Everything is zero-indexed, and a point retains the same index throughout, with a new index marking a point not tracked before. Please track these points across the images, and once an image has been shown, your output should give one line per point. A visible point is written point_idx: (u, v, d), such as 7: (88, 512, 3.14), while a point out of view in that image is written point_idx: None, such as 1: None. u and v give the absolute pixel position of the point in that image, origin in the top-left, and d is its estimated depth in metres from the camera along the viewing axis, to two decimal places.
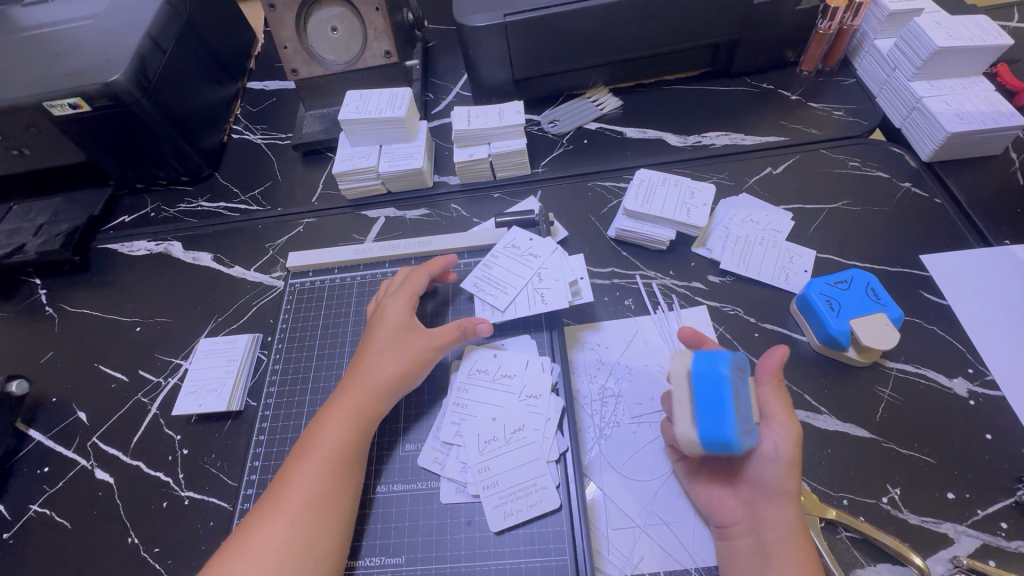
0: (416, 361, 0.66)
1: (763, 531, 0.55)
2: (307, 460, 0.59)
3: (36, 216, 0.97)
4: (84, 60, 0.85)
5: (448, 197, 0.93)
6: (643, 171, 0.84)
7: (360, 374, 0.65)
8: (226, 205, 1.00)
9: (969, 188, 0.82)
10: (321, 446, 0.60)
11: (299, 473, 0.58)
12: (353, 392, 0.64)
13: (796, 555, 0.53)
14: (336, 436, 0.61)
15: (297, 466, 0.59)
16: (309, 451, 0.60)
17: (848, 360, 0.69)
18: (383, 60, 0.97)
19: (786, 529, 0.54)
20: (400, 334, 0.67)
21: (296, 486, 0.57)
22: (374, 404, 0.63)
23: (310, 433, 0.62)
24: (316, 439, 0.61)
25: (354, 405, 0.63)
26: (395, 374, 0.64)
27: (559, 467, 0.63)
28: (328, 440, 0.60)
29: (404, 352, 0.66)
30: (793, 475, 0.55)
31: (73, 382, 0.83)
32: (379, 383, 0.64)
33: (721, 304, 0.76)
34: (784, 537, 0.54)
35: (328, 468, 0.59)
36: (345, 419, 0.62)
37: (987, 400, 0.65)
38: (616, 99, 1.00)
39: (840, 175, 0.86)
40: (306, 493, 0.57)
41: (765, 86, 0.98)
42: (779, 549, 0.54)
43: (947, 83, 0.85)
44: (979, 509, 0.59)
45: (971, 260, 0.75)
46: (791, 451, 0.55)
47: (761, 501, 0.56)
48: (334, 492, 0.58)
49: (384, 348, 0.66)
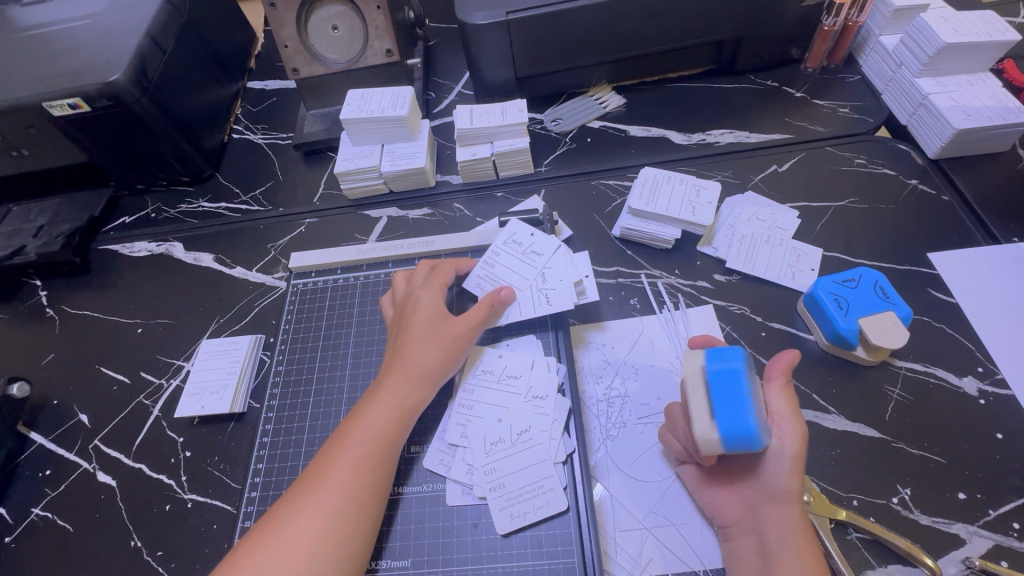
0: (457, 348, 0.66)
1: (764, 532, 0.54)
2: (346, 452, 0.59)
3: (36, 217, 0.96)
4: (84, 60, 0.84)
5: (450, 196, 0.93)
6: (648, 169, 0.83)
7: (400, 365, 0.64)
8: (227, 205, 0.99)
9: (976, 185, 0.81)
10: (361, 438, 0.59)
11: (340, 465, 0.57)
12: (394, 384, 0.63)
13: (800, 558, 0.52)
14: (377, 428, 0.60)
15: (336, 456, 0.58)
16: (348, 442, 0.59)
17: (856, 359, 0.68)
18: (384, 58, 0.97)
19: (788, 530, 0.53)
20: (439, 322, 0.66)
21: (336, 477, 0.56)
22: (411, 397, 0.63)
23: (349, 425, 0.61)
24: (356, 430, 0.60)
25: (395, 397, 0.63)
26: (437, 362, 0.64)
27: (566, 468, 0.63)
28: (369, 432, 0.60)
29: (445, 340, 0.65)
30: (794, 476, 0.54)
31: (75, 384, 0.83)
32: (420, 375, 0.64)
33: (727, 303, 0.75)
34: (785, 537, 0.53)
35: (369, 460, 0.58)
36: (386, 411, 0.62)
37: (997, 399, 0.65)
38: (620, 97, 0.99)
39: (846, 172, 0.85)
40: (346, 485, 0.56)
41: (769, 83, 0.98)
42: (781, 551, 0.52)
43: (954, 79, 0.84)
44: (991, 509, 0.58)
45: (979, 258, 0.75)
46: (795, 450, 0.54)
47: (762, 501, 0.55)
48: (375, 485, 0.58)
49: (422, 338, 0.65)
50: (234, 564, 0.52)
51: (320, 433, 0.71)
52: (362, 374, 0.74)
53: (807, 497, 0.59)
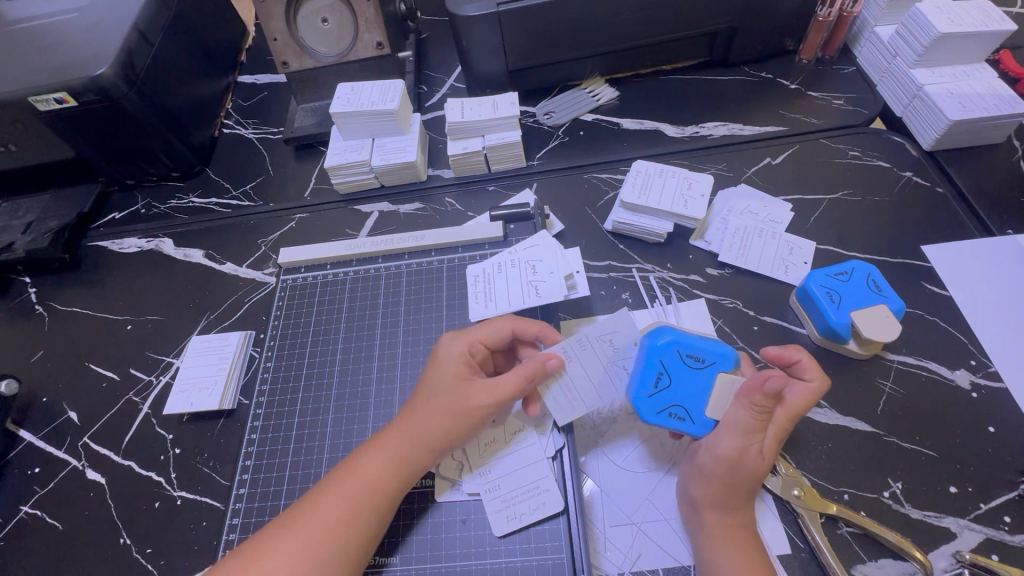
0: (465, 423, 0.59)
1: (693, 532, 0.58)
2: (343, 496, 0.56)
3: (24, 213, 0.95)
4: (70, 54, 0.83)
5: (442, 190, 0.92)
6: (640, 162, 0.83)
7: (409, 419, 0.60)
8: (217, 200, 0.98)
9: (971, 177, 0.81)
10: (354, 485, 0.56)
11: (323, 508, 0.55)
12: (398, 438, 0.59)
13: (710, 560, 0.55)
14: (372, 479, 0.57)
15: (323, 498, 0.56)
16: (345, 485, 0.56)
17: (849, 352, 0.68)
18: (375, 51, 0.96)
19: (703, 535, 0.56)
20: (457, 387, 0.60)
21: (327, 519, 0.54)
22: (419, 452, 0.58)
23: (345, 466, 0.58)
24: (354, 473, 0.57)
25: (398, 453, 0.58)
26: (442, 429, 0.58)
27: (555, 464, 0.62)
28: (361, 480, 0.57)
29: (455, 410, 0.59)
30: (711, 487, 0.56)
31: (64, 381, 0.82)
32: (427, 438, 0.58)
33: (720, 297, 0.75)
34: (702, 541, 0.56)
35: (356, 509, 0.55)
36: (386, 463, 0.58)
37: (989, 392, 0.64)
38: (613, 89, 0.98)
39: (840, 164, 0.85)
40: (327, 533, 0.53)
41: (763, 75, 0.97)
42: (696, 551, 0.56)
43: (949, 70, 0.83)
44: (982, 503, 0.58)
45: (973, 250, 0.74)
46: (715, 465, 0.55)
47: (690, 506, 0.59)
48: (357, 539, 0.54)
49: (439, 399, 0.60)
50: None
51: (309, 430, 0.70)
52: (351, 371, 0.74)
53: (798, 491, 0.59)
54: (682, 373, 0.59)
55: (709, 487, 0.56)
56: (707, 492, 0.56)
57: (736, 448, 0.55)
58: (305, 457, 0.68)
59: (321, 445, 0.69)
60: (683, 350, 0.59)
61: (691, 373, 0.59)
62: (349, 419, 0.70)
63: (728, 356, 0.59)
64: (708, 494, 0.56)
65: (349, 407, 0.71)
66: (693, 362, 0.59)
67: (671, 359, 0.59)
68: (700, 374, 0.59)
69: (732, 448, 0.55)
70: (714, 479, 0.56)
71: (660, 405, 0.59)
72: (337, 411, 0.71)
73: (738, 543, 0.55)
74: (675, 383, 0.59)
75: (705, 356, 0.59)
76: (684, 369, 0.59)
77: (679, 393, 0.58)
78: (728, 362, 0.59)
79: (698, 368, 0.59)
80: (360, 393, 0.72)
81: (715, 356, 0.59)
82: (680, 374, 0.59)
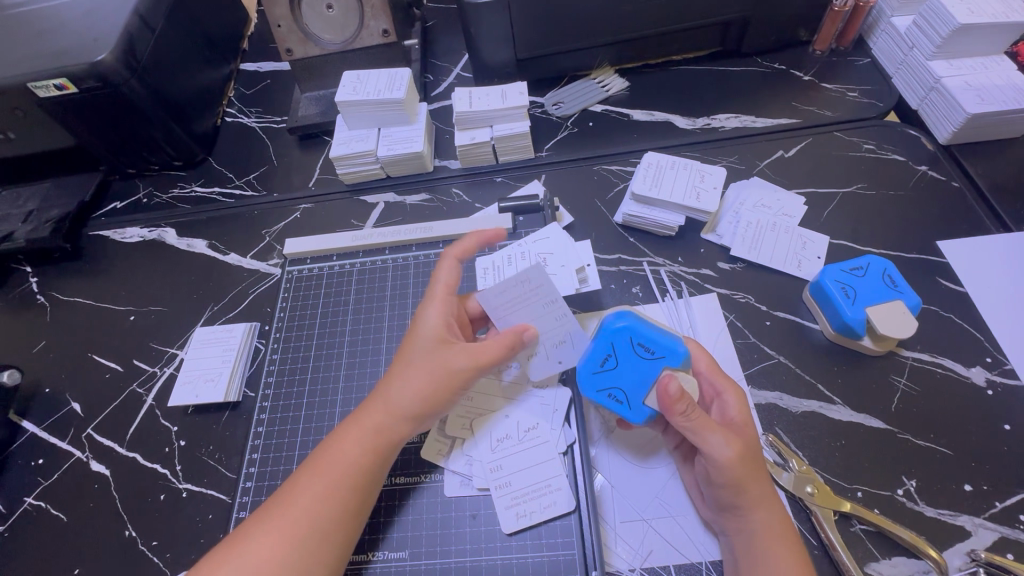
0: (446, 389, 0.58)
1: (740, 540, 0.54)
2: (322, 475, 0.55)
3: (24, 202, 0.94)
4: (70, 39, 0.81)
5: (449, 181, 0.90)
6: (651, 154, 0.81)
7: (386, 392, 0.59)
8: (220, 190, 0.97)
9: (988, 172, 0.79)
10: (332, 464, 0.56)
11: (301, 489, 0.54)
12: (375, 413, 0.58)
13: (773, 562, 0.51)
14: (350, 455, 0.56)
15: (304, 479, 0.55)
16: (324, 465, 0.56)
17: (863, 349, 0.67)
18: (381, 39, 0.94)
19: (756, 537, 0.53)
20: (437, 352, 0.59)
21: (306, 500, 0.54)
22: (397, 427, 0.57)
23: (322, 447, 0.58)
24: (331, 452, 0.57)
25: (377, 428, 0.57)
26: (423, 398, 0.57)
27: (566, 459, 0.62)
28: (338, 460, 0.56)
29: (438, 376, 0.58)
30: (745, 489, 0.53)
31: (67, 372, 0.81)
32: (406, 409, 0.57)
33: (731, 291, 0.74)
34: (754, 543, 0.53)
35: (333, 489, 0.54)
36: (365, 439, 0.57)
37: (1005, 389, 0.64)
38: (622, 80, 0.97)
39: (854, 158, 0.83)
40: (305, 514, 0.53)
41: (776, 67, 0.95)
42: (754, 551, 0.52)
43: (967, 62, 0.82)
44: (998, 501, 0.58)
45: (990, 246, 0.73)
46: (732, 470, 0.53)
47: (728, 512, 0.55)
48: (339, 516, 0.54)
49: (418, 366, 0.59)
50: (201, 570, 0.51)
51: (315, 423, 0.70)
52: (358, 363, 0.73)
53: (811, 488, 0.59)
54: (629, 360, 0.60)
55: (744, 491, 0.53)
56: (741, 494, 0.53)
57: (734, 441, 0.54)
58: (311, 451, 0.68)
59: (328, 438, 0.68)
60: (636, 339, 0.60)
61: (637, 361, 0.60)
62: (356, 412, 0.70)
63: (678, 353, 0.59)
64: (748, 495, 0.53)
65: (355, 400, 0.70)
66: (643, 351, 0.60)
67: (624, 344, 0.60)
68: (647, 364, 0.60)
69: (733, 440, 0.54)
70: (744, 483, 0.53)
71: (600, 385, 0.61)
72: (344, 404, 0.70)
73: (786, 541, 0.53)
74: (620, 368, 0.60)
75: (656, 349, 0.60)
76: (633, 356, 0.60)
77: (623, 377, 0.60)
78: (677, 358, 0.59)
79: (647, 357, 0.60)
80: (367, 386, 0.71)
81: (666, 351, 0.60)
82: (628, 360, 0.60)
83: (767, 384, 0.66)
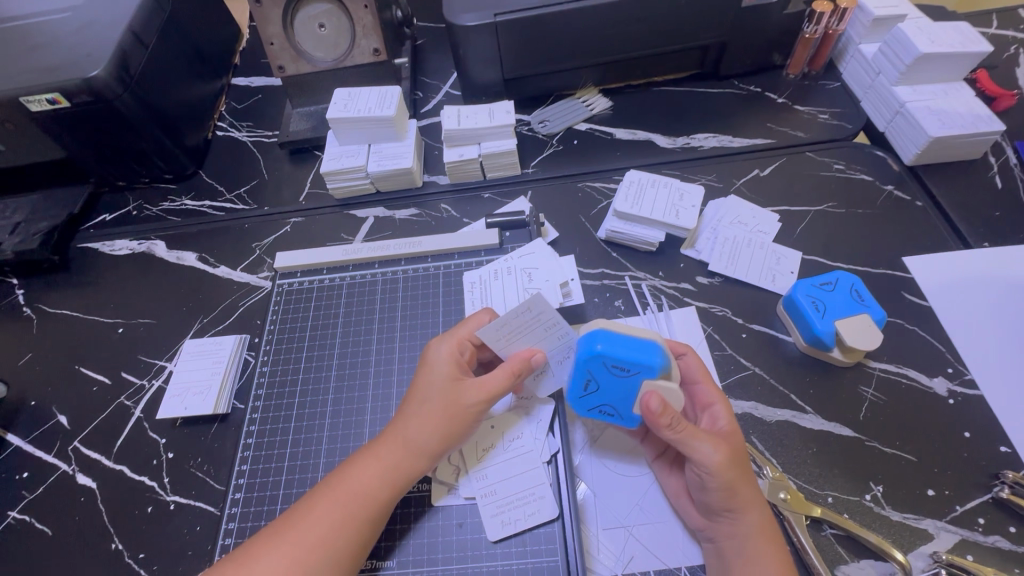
0: (459, 423, 0.60)
1: (728, 541, 0.56)
2: (336, 504, 0.56)
3: (12, 213, 0.94)
4: (63, 54, 0.82)
5: (437, 197, 0.93)
6: (633, 172, 0.84)
7: (402, 424, 0.60)
8: (211, 203, 0.98)
9: (951, 192, 0.84)
10: (347, 492, 0.57)
11: (315, 516, 0.55)
12: (391, 444, 0.59)
13: (758, 559, 0.54)
14: (366, 484, 0.57)
15: (316, 507, 0.56)
16: (337, 492, 0.57)
17: (832, 360, 0.70)
18: (372, 57, 0.96)
19: (742, 537, 0.55)
20: (450, 387, 0.61)
21: (318, 528, 0.55)
22: (411, 460, 0.59)
23: (337, 475, 0.59)
24: (344, 481, 0.58)
25: (393, 460, 0.59)
26: (437, 432, 0.59)
27: (550, 468, 0.64)
28: (353, 489, 0.57)
29: (451, 410, 0.60)
30: (737, 491, 0.55)
31: (53, 385, 0.81)
32: (421, 442, 0.59)
33: (709, 305, 0.77)
34: (743, 543, 0.55)
35: (348, 517, 0.56)
36: (380, 471, 0.58)
37: (965, 398, 0.67)
38: (606, 100, 1.00)
39: (824, 177, 0.87)
40: (318, 541, 0.54)
41: (752, 89, 0.99)
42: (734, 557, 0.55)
43: (930, 88, 0.87)
44: (959, 505, 0.61)
45: (952, 263, 0.77)
46: (722, 473, 0.55)
47: (715, 514, 0.57)
48: (350, 544, 0.55)
49: (431, 401, 0.60)
50: None
51: (304, 435, 0.71)
52: (348, 375, 0.75)
53: (785, 494, 0.61)
54: (608, 381, 0.60)
55: (725, 496, 0.55)
56: (724, 499, 0.56)
57: (721, 446, 0.56)
58: (300, 462, 0.69)
59: (318, 449, 0.69)
60: (610, 361, 0.58)
61: (616, 380, 0.59)
62: (346, 424, 0.71)
63: (653, 366, 0.57)
64: (739, 499, 0.56)
65: (345, 412, 0.72)
66: (619, 370, 0.58)
67: (598, 367, 0.59)
68: (626, 379, 0.59)
69: (721, 445, 0.56)
70: (735, 484, 0.55)
71: (591, 405, 0.63)
72: (334, 416, 0.72)
73: (771, 539, 0.55)
74: (603, 389, 0.61)
75: (631, 366, 0.58)
76: (610, 377, 0.59)
77: (608, 396, 0.61)
78: (654, 371, 0.58)
79: (624, 375, 0.59)
80: (356, 398, 0.73)
81: (643, 365, 0.58)
82: (606, 382, 0.60)
83: (742, 394, 0.69)
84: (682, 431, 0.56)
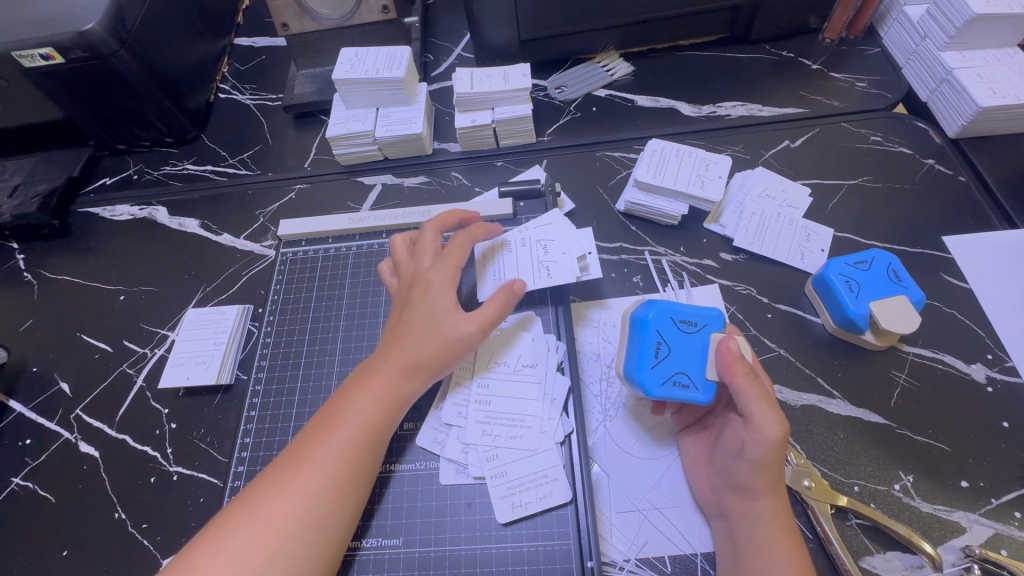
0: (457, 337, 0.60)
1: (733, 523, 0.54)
2: (334, 431, 0.55)
3: (10, 175, 0.91)
4: (54, 5, 0.77)
5: (448, 164, 0.89)
6: (656, 140, 0.79)
7: (400, 345, 0.59)
8: (213, 168, 0.94)
9: (998, 168, 0.78)
10: (343, 424, 0.56)
11: (319, 444, 0.55)
12: (388, 362, 0.59)
13: (782, 550, 0.51)
14: (362, 413, 0.56)
15: (318, 437, 0.55)
16: (336, 422, 0.56)
17: (863, 343, 0.66)
18: (381, 15, 0.91)
19: (765, 529, 0.52)
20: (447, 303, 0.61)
21: (321, 456, 0.54)
22: (406, 378, 0.59)
23: (337, 403, 0.58)
24: (343, 407, 0.57)
25: (387, 379, 0.58)
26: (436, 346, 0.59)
27: (563, 449, 0.61)
28: (352, 415, 0.56)
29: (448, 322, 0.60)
30: (769, 471, 0.53)
31: (55, 351, 0.80)
32: (420, 357, 0.59)
33: (733, 283, 0.73)
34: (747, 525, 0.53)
35: (349, 445, 0.55)
36: (378, 392, 0.58)
37: (1005, 386, 0.63)
38: (628, 65, 0.94)
39: (860, 149, 0.82)
40: (321, 466, 0.53)
41: (784, 54, 0.93)
42: (751, 543, 0.52)
43: (979, 54, 0.80)
44: (994, 498, 0.58)
45: (996, 243, 0.72)
46: (772, 448, 0.52)
47: (730, 492, 0.55)
48: (353, 469, 0.54)
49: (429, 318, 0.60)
50: (204, 539, 0.51)
51: (309, 408, 0.69)
52: (354, 347, 0.72)
53: (809, 482, 0.58)
54: (676, 342, 0.58)
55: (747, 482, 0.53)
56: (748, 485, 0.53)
57: (783, 420, 0.52)
58: None
59: None
60: (675, 317, 0.59)
61: (684, 339, 0.58)
62: None
63: (717, 319, 0.59)
64: (760, 482, 0.53)
65: None
66: (686, 327, 0.59)
67: (666, 327, 0.58)
68: (692, 337, 0.58)
69: (783, 420, 0.52)
70: (772, 463, 0.52)
71: (662, 377, 0.57)
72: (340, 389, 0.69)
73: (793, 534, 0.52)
74: (672, 353, 0.57)
75: (696, 320, 0.59)
76: (678, 336, 0.58)
77: (677, 363, 0.57)
78: (716, 325, 0.59)
79: (689, 332, 0.58)
80: None
81: (705, 319, 0.59)
82: (676, 342, 0.58)
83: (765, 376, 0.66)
84: (749, 394, 0.52)
